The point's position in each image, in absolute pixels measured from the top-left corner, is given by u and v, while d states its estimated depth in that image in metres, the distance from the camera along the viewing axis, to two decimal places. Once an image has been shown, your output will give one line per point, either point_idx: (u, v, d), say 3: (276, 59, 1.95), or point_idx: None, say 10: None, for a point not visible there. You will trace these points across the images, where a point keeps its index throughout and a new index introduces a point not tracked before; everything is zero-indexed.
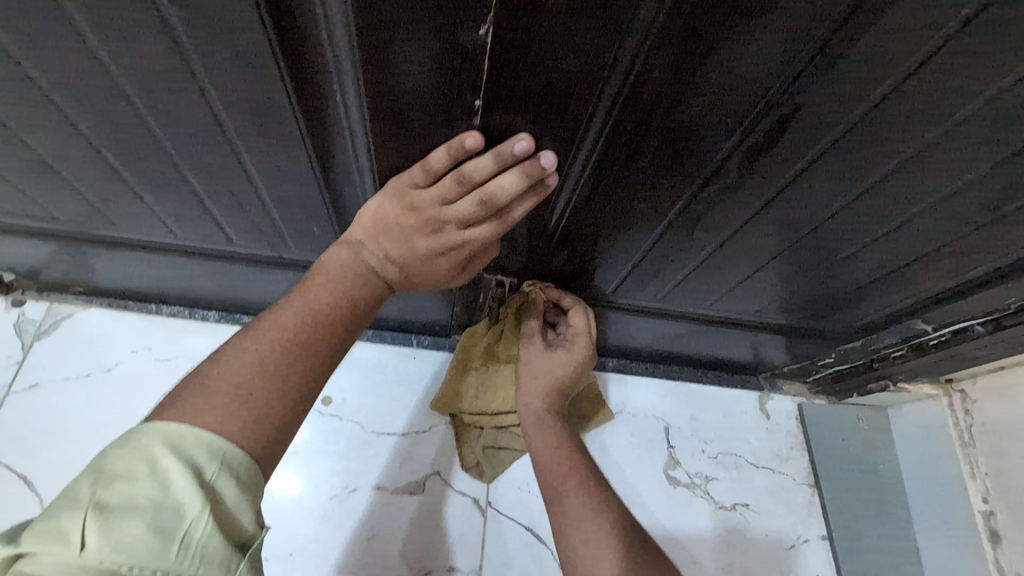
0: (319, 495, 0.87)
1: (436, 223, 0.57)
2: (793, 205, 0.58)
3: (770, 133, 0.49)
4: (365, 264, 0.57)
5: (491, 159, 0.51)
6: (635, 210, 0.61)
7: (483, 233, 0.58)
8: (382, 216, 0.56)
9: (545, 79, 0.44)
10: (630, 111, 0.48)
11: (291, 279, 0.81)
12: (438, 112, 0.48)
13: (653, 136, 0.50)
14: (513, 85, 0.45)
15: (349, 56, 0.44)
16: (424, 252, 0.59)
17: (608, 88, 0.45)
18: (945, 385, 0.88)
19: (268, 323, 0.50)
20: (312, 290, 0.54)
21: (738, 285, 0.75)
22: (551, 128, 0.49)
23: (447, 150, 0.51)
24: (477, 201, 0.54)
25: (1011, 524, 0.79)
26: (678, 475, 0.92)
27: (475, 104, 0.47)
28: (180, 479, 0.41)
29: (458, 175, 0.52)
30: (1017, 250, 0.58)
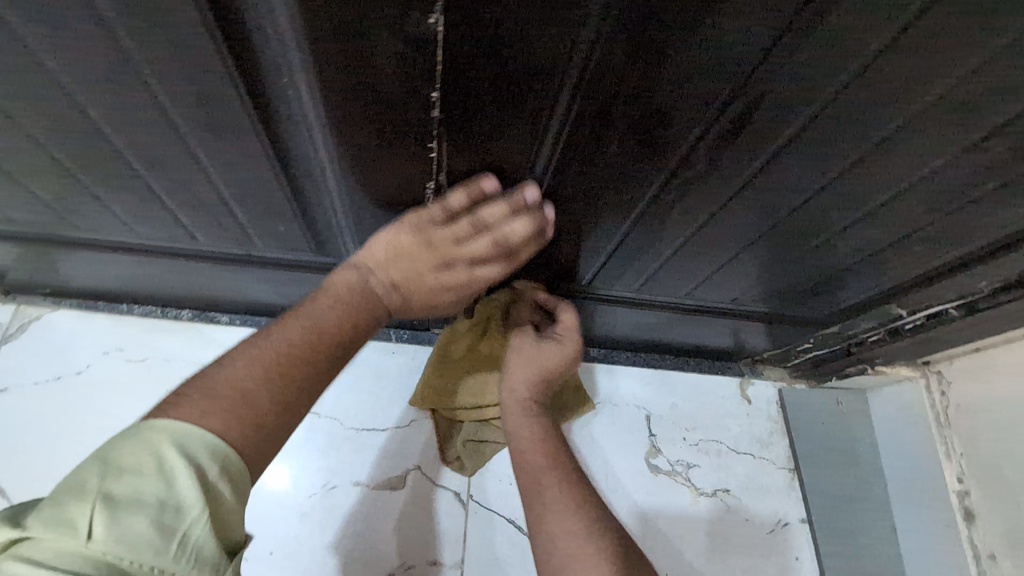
0: (295, 494, 0.86)
1: (450, 260, 0.62)
2: (763, 193, 0.57)
3: (733, 121, 0.48)
4: (371, 289, 0.60)
5: (508, 205, 0.58)
6: (604, 199, 0.60)
7: (489, 274, 0.64)
8: (394, 247, 0.60)
9: (503, 68, 0.43)
10: (593, 100, 0.46)
11: (263, 276, 0.80)
12: (395, 104, 0.47)
13: (618, 125, 0.49)
14: (472, 74, 0.44)
15: (297, 50, 0.42)
16: (432, 286, 0.63)
17: (568, 77, 0.44)
18: (921, 367, 0.89)
19: (278, 334, 0.52)
20: (315, 308, 0.56)
21: (714, 273, 0.75)
22: (513, 119, 0.48)
23: (467, 193, 0.58)
24: (492, 242, 0.60)
25: (984, 503, 0.79)
26: (659, 463, 0.93)
27: (433, 96, 0.46)
28: (185, 479, 0.41)
29: (476, 218, 0.59)
30: (990, 233, 0.58)
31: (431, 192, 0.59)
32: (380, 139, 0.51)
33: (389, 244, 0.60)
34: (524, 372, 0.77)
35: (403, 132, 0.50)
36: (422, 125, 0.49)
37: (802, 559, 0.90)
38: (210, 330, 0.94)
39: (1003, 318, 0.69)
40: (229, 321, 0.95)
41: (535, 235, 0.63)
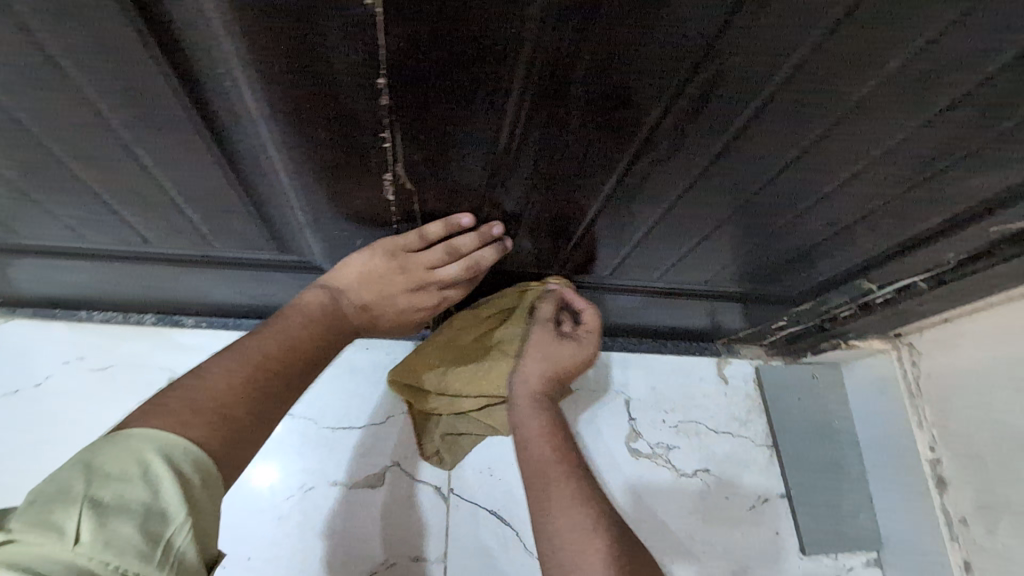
0: (271, 497, 0.85)
1: (420, 283, 0.71)
2: (729, 173, 0.56)
3: (695, 98, 0.47)
4: (342, 306, 0.69)
5: (476, 237, 0.67)
6: (569, 184, 0.58)
7: (455, 294, 0.74)
8: (366, 270, 0.68)
9: (451, 48, 0.41)
10: (549, 83, 0.44)
11: (225, 276, 0.77)
12: (338, 87, 0.44)
13: (578, 106, 0.47)
14: (418, 54, 0.41)
15: (228, 35, 0.39)
16: (401, 305, 0.72)
17: (521, 60, 0.42)
18: (893, 339, 0.89)
19: (256, 344, 0.60)
20: (292, 324, 0.64)
21: (685, 256, 0.74)
22: (467, 104, 0.46)
23: (444, 225, 0.65)
24: (460, 268, 0.69)
25: (956, 470, 0.80)
26: (640, 447, 0.93)
27: (381, 81, 0.43)
28: (169, 486, 0.45)
29: (448, 247, 0.68)
30: (954, 206, 0.58)
31: (390, 184, 0.57)
32: (327, 127, 0.48)
33: (362, 267, 0.69)
34: (537, 366, 0.76)
35: (350, 119, 0.47)
36: (370, 111, 0.46)
37: (784, 534, 0.91)
38: (175, 333, 0.91)
39: (969, 288, 0.70)
40: (194, 323, 0.92)
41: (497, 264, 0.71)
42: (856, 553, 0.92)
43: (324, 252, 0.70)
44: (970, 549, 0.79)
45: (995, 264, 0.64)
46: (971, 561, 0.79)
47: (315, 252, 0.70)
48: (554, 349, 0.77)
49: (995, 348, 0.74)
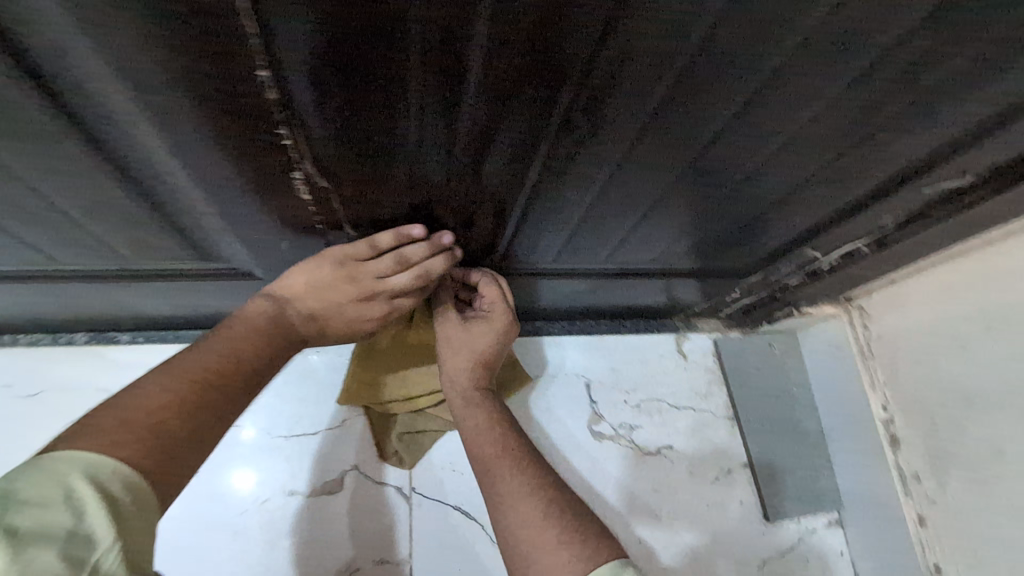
0: (226, 512, 0.83)
1: (369, 292, 0.67)
2: (658, 152, 0.54)
3: (606, 73, 0.43)
4: (288, 316, 0.65)
5: (427, 246, 0.65)
6: (494, 172, 0.55)
7: (406, 304, 0.71)
8: (312, 278, 0.64)
9: (322, 32, 0.36)
10: (446, 71, 0.41)
11: (151, 289, 0.73)
12: (212, 81, 0.40)
13: (481, 87, 0.43)
14: (286, 41, 0.37)
15: (73, 29, 0.35)
16: (349, 315, 0.68)
17: (410, 48, 0.38)
18: (845, 303, 0.89)
19: (193, 358, 0.56)
20: (234, 336, 0.60)
21: (628, 235, 0.72)
22: (363, 95, 0.42)
23: (394, 235, 0.64)
24: (411, 277, 0.66)
25: (907, 429, 0.81)
26: (603, 429, 0.94)
27: (262, 74, 0.39)
28: (96, 508, 0.41)
29: (398, 256, 0.65)
30: (888, 166, 0.57)
31: (302, 182, 0.53)
32: (214, 125, 0.44)
33: (308, 274, 0.64)
34: (456, 362, 0.74)
35: (237, 115, 0.43)
36: (255, 106, 0.42)
37: (746, 501, 0.95)
38: (109, 351, 0.86)
39: (909, 249, 0.70)
40: (130, 339, 0.87)
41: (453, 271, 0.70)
42: (817, 515, 0.95)
43: (251, 257, 0.66)
44: (923, 503, 0.80)
45: (933, 222, 0.63)
46: (925, 515, 0.80)
47: (241, 258, 0.66)
48: (467, 339, 0.74)
49: (940, 306, 0.74)
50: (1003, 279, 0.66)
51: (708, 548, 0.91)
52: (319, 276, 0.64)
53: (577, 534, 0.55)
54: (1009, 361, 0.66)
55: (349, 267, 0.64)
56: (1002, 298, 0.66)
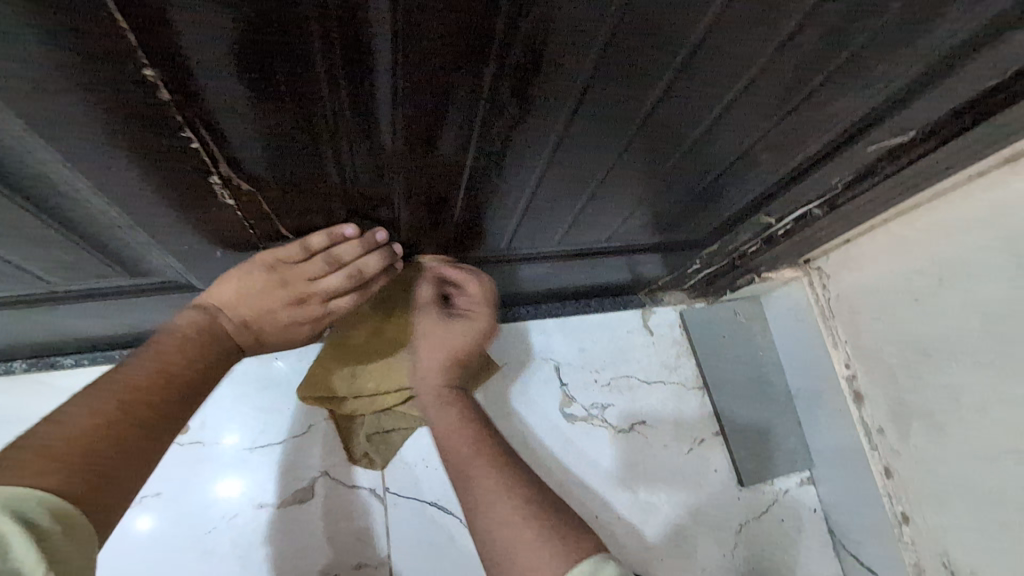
0: (193, 532, 0.81)
1: (303, 295, 0.66)
2: (596, 127, 0.52)
3: (524, 58, 0.42)
4: (222, 325, 0.63)
5: (358, 245, 0.65)
6: (427, 160, 0.53)
7: (344, 306, 0.69)
8: (244, 284, 0.63)
9: (214, 26, 0.35)
10: (347, 55, 0.39)
11: (83, 310, 0.68)
12: (103, 88, 0.37)
13: (396, 78, 0.41)
14: (178, 37, 0.35)
15: None
16: (284, 320, 0.67)
17: (301, 32, 0.36)
18: (804, 266, 0.90)
19: (122, 376, 0.53)
20: (166, 349, 0.57)
21: (580, 215, 0.70)
22: (263, 86, 0.40)
23: (326, 235, 0.63)
24: (344, 277, 0.66)
25: (869, 384, 0.83)
26: (574, 411, 0.94)
27: (147, 71, 0.37)
28: (23, 544, 0.39)
29: (329, 256, 0.64)
30: (832, 126, 0.56)
31: (222, 186, 0.51)
32: (114, 135, 0.41)
33: (240, 280, 0.63)
34: (432, 359, 0.73)
35: (136, 123, 0.41)
36: (157, 110, 0.40)
37: (719, 468, 0.96)
38: (52, 377, 0.82)
39: (859, 209, 0.69)
40: (74, 363, 0.83)
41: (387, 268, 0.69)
42: (790, 475, 0.97)
43: (186, 268, 0.63)
44: (888, 455, 0.82)
45: (879, 180, 0.63)
46: (890, 467, 0.82)
47: (175, 270, 0.63)
48: (446, 335, 0.73)
49: (895, 262, 0.75)
50: (952, 231, 0.67)
51: (687, 518, 0.92)
52: (250, 281, 0.63)
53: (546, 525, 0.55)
54: (960, 312, 0.67)
55: (280, 270, 0.63)
56: (952, 249, 0.67)
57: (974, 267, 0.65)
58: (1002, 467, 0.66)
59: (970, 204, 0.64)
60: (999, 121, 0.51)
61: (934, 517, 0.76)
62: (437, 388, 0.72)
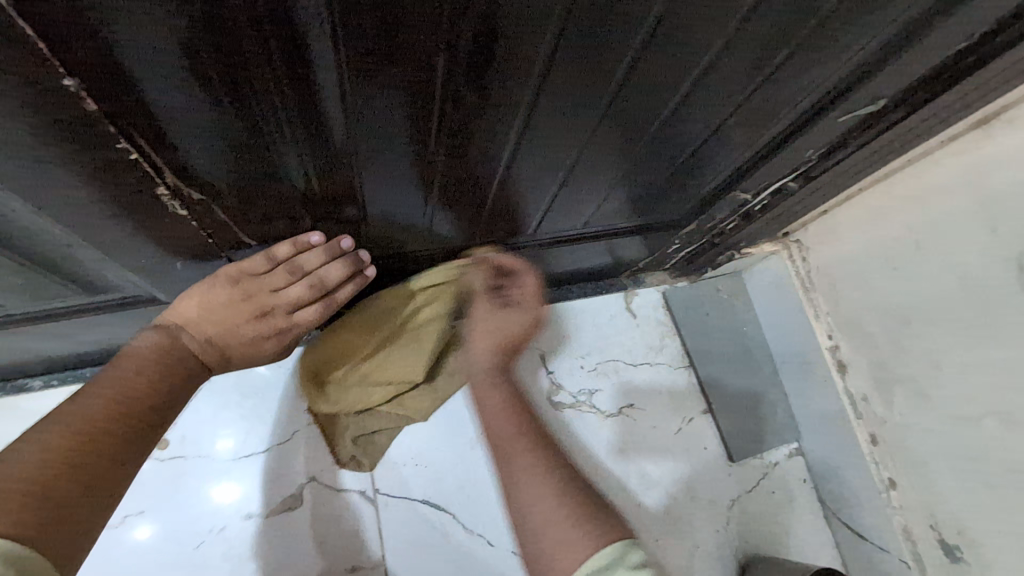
0: (181, 548, 0.79)
1: (266, 308, 0.65)
2: (561, 112, 0.50)
3: (475, 46, 0.40)
4: (183, 345, 0.61)
5: (322, 253, 0.65)
6: (388, 156, 0.51)
7: (310, 317, 0.68)
8: (204, 300, 0.61)
9: (134, 25, 0.33)
10: (287, 49, 0.37)
11: (43, 330, 0.66)
12: (21, 100, 0.35)
13: (343, 73, 0.40)
14: (97, 39, 0.33)
15: None
16: (249, 335, 0.65)
17: (234, 27, 0.34)
18: (782, 240, 0.90)
19: (82, 407, 0.52)
20: (125, 375, 0.56)
21: (554, 201, 0.69)
22: (204, 89, 0.38)
23: (291, 244, 0.63)
24: (308, 285, 0.66)
25: (852, 353, 0.83)
26: (562, 399, 0.94)
27: (69, 82, 0.35)
28: None
29: (292, 265, 0.64)
30: (804, 96, 0.55)
31: (172, 199, 0.48)
32: (43, 150, 0.38)
33: (200, 297, 0.62)
34: (478, 344, 0.73)
35: (65, 137, 0.38)
36: (85, 122, 0.38)
37: (709, 446, 0.96)
38: (21, 402, 0.79)
39: (835, 181, 0.69)
40: (42, 385, 0.80)
41: (351, 276, 0.69)
42: (778, 448, 0.98)
43: (146, 282, 0.60)
44: (874, 423, 0.82)
45: (853, 150, 0.62)
46: (876, 434, 0.82)
47: (135, 284, 0.60)
48: (504, 318, 0.75)
49: (873, 231, 0.75)
50: (928, 197, 0.66)
51: (679, 498, 0.93)
52: (213, 295, 0.61)
53: (535, 520, 0.54)
54: (937, 277, 0.67)
55: (244, 282, 0.62)
56: (929, 215, 0.67)
57: (951, 232, 0.65)
58: (984, 428, 0.67)
59: (944, 169, 0.64)
60: (970, 83, 0.50)
61: (921, 481, 0.77)
62: (485, 372, 0.71)
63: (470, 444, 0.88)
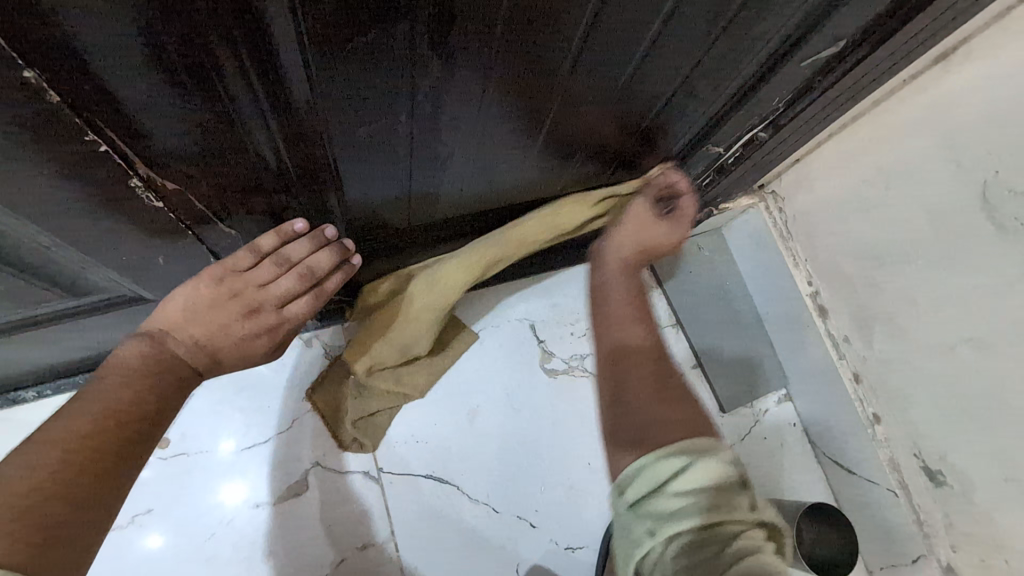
0: (194, 541, 0.81)
1: (255, 304, 0.65)
2: (526, 74, 0.50)
3: (436, 12, 0.40)
4: (172, 351, 0.62)
5: (306, 242, 0.66)
6: (359, 130, 0.52)
7: (301, 309, 0.69)
8: (190, 302, 0.62)
9: (93, 16, 0.33)
10: (248, 27, 0.37)
11: (29, 338, 0.65)
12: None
13: (305, 50, 0.40)
14: (50, 29, 0.33)
15: None
16: (240, 334, 0.65)
17: (195, 9, 0.34)
18: (758, 192, 0.92)
19: (66, 424, 0.52)
20: (112, 385, 0.56)
21: (529, 166, 0.69)
22: (170, 73, 0.38)
23: (275, 235, 0.65)
24: (296, 276, 0.66)
25: (832, 297, 0.85)
26: (555, 365, 0.94)
27: (30, 75, 0.35)
28: None
29: (278, 257, 0.65)
30: (767, 42, 0.55)
31: (146, 191, 0.49)
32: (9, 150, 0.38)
33: (184, 301, 0.62)
34: (622, 240, 0.75)
35: (28, 134, 0.38)
36: (49, 118, 0.38)
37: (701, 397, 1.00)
38: (14, 413, 0.80)
39: (802, 129, 0.70)
40: (36, 395, 0.80)
41: (339, 266, 0.70)
42: (767, 395, 1.01)
43: (129, 281, 0.60)
44: (856, 362, 0.85)
45: (819, 96, 0.63)
46: (859, 373, 0.85)
47: (117, 284, 0.60)
48: (626, 229, 0.75)
49: (843, 174, 0.76)
50: (895, 136, 0.68)
51: None
52: (197, 294, 0.62)
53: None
54: (907, 214, 0.69)
55: (227, 278, 0.63)
56: (897, 153, 0.68)
57: (918, 169, 0.66)
58: (959, 355, 0.69)
59: (908, 107, 0.65)
60: (926, 16, 0.51)
61: (902, 413, 0.80)
62: (619, 264, 0.74)
63: (468, 416, 0.89)
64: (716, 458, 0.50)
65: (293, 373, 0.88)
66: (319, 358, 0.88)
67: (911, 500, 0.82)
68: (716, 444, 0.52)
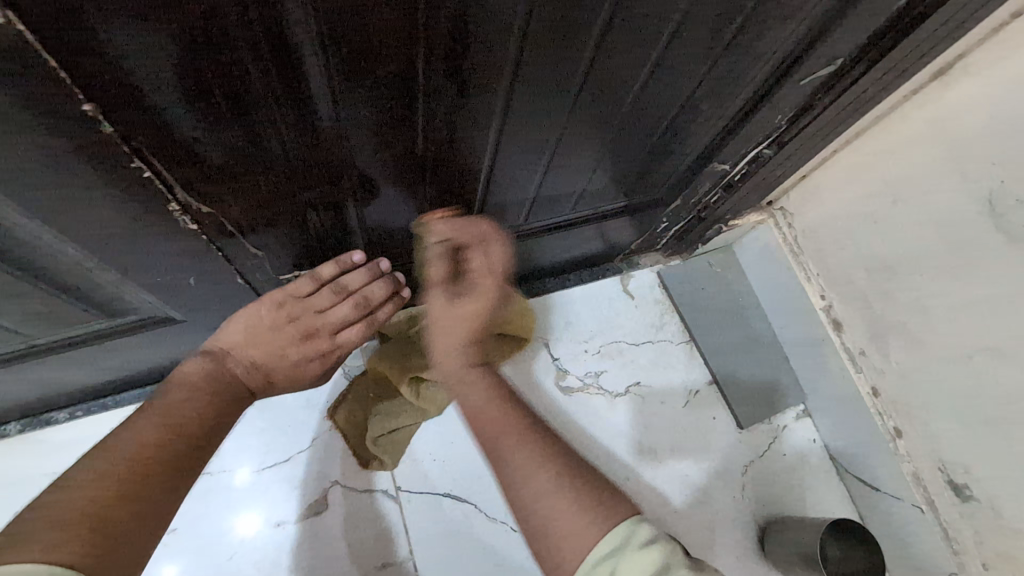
0: (216, 559, 0.82)
1: (312, 330, 0.72)
2: (535, 102, 0.53)
3: (452, 49, 0.44)
4: (230, 370, 0.67)
5: (363, 272, 0.73)
6: (381, 155, 0.55)
7: (351, 337, 0.74)
8: (252, 324, 0.69)
9: (145, 50, 0.36)
10: (283, 63, 0.40)
11: (67, 358, 0.69)
12: (43, 129, 0.38)
13: (334, 82, 0.44)
14: (109, 66, 0.36)
15: None
16: (293, 358, 0.71)
17: (240, 51, 0.38)
18: (768, 209, 0.93)
19: (132, 432, 0.55)
20: (174, 402, 0.60)
21: (540, 187, 0.72)
22: (212, 104, 0.42)
23: (335, 264, 0.72)
24: (352, 304, 0.73)
25: (846, 311, 0.85)
26: (570, 383, 0.98)
27: (88, 108, 0.39)
28: None
29: (337, 285, 0.72)
30: (769, 60, 0.58)
31: (183, 215, 0.52)
32: (64, 177, 0.42)
33: (247, 323, 0.69)
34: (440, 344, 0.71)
35: (83, 159, 0.42)
36: (103, 145, 0.42)
37: (718, 416, 0.99)
38: (48, 435, 0.82)
39: (807, 145, 0.71)
40: (68, 417, 0.83)
41: (394, 295, 0.77)
42: (786, 411, 1.00)
43: (161, 301, 0.63)
44: (873, 376, 0.84)
45: (819, 113, 0.65)
46: (877, 386, 0.84)
47: (150, 304, 0.63)
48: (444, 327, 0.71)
49: (851, 189, 0.77)
50: (900, 148, 0.69)
51: (692, 469, 0.95)
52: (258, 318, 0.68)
53: None
54: (916, 224, 0.70)
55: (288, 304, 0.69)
56: (903, 166, 0.69)
57: (924, 179, 0.67)
58: (977, 364, 0.69)
59: (908, 122, 0.67)
60: (923, 31, 0.53)
61: (923, 427, 0.79)
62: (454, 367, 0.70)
63: None
64: (633, 548, 0.51)
65: (317, 392, 0.90)
66: (339, 378, 0.90)
67: (938, 516, 0.80)
68: (631, 528, 0.52)
